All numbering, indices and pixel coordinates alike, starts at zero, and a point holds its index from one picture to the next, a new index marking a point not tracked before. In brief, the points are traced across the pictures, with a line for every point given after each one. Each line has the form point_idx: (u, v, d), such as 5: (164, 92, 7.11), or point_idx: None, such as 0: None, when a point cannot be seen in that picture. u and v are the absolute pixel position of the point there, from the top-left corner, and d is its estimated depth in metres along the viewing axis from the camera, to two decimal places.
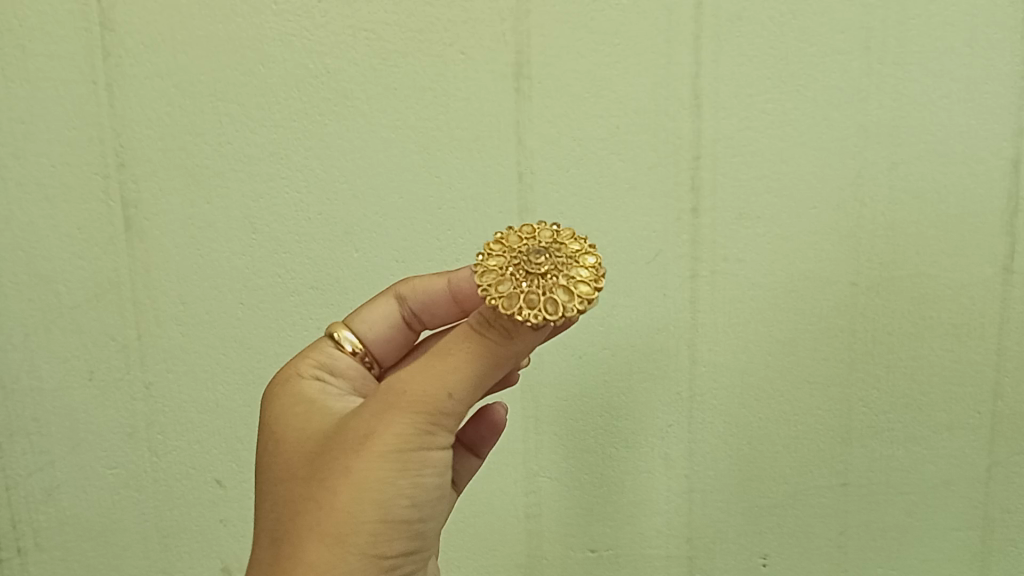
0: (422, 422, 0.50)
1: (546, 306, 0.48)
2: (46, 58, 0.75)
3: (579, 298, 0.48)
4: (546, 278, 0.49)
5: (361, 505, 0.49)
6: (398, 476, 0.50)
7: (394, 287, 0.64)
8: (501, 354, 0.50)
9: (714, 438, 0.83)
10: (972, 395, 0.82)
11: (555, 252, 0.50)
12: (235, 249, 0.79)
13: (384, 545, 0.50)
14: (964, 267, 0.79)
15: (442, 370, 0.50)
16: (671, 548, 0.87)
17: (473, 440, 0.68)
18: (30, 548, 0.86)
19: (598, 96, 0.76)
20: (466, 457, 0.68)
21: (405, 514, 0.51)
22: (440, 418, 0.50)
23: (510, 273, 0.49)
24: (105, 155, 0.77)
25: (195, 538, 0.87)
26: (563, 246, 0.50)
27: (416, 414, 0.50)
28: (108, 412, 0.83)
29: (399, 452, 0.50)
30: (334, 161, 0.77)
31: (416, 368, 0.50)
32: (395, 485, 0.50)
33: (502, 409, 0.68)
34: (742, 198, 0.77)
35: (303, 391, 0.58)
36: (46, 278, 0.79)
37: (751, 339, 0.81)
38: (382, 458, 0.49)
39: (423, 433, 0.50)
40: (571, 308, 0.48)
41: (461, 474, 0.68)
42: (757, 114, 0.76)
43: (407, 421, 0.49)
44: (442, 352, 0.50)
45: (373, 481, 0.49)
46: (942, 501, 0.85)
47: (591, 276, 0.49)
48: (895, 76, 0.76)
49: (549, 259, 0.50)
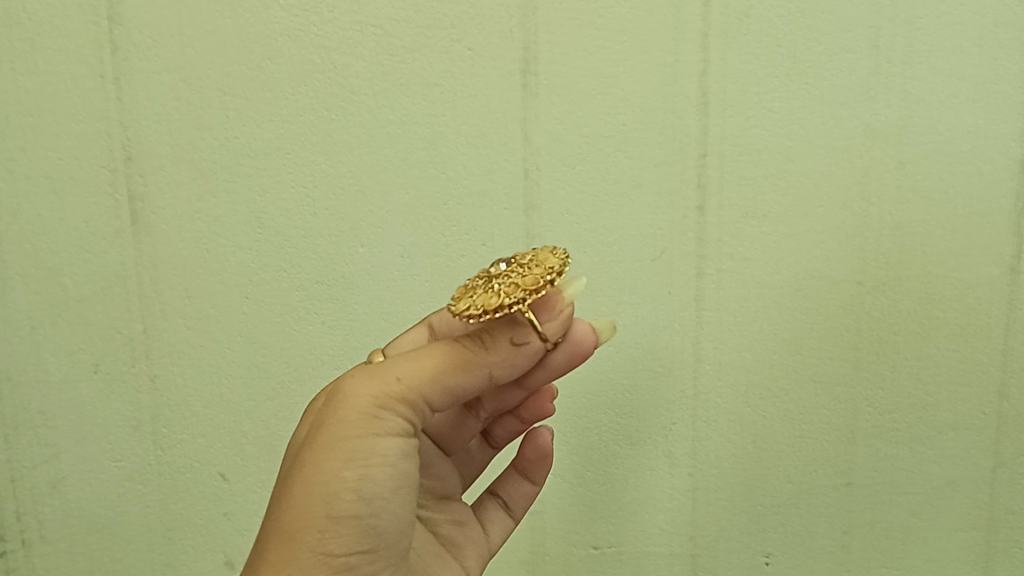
0: (371, 415, 0.52)
1: (492, 298, 0.50)
2: (54, 52, 0.75)
3: (521, 292, 0.50)
4: (498, 279, 0.51)
5: (308, 498, 0.51)
6: (343, 469, 0.51)
7: (430, 316, 0.62)
8: (472, 360, 0.52)
9: (719, 437, 0.83)
10: (978, 395, 0.82)
11: (523, 260, 0.52)
12: (242, 244, 0.79)
13: (333, 543, 0.51)
14: (971, 267, 0.79)
15: (399, 368, 0.53)
16: (674, 546, 0.86)
17: (527, 466, 0.71)
18: (35, 539, 0.87)
19: (605, 94, 0.76)
20: (521, 482, 0.71)
21: (354, 509, 0.51)
22: (393, 413, 0.52)
23: (472, 281, 0.52)
24: (113, 149, 0.77)
25: (200, 532, 0.87)
26: (530, 256, 0.53)
27: (366, 407, 0.52)
28: (113, 405, 0.83)
29: (346, 443, 0.51)
30: (342, 157, 0.77)
31: (380, 369, 0.53)
32: (339, 477, 0.51)
33: (546, 433, 0.70)
34: (749, 196, 0.77)
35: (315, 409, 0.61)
36: (53, 271, 0.80)
37: (756, 337, 0.81)
38: (329, 450, 0.51)
39: (371, 423, 0.52)
40: (510, 300, 0.49)
41: (517, 500, 0.71)
42: (764, 113, 0.76)
43: (355, 413, 0.52)
44: (412, 356, 0.53)
45: (320, 471, 0.51)
46: (946, 502, 0.85)
47: (546, 273, 0.51)
48: (903, 76, 0.75)
49: (511, 266, 0.52)
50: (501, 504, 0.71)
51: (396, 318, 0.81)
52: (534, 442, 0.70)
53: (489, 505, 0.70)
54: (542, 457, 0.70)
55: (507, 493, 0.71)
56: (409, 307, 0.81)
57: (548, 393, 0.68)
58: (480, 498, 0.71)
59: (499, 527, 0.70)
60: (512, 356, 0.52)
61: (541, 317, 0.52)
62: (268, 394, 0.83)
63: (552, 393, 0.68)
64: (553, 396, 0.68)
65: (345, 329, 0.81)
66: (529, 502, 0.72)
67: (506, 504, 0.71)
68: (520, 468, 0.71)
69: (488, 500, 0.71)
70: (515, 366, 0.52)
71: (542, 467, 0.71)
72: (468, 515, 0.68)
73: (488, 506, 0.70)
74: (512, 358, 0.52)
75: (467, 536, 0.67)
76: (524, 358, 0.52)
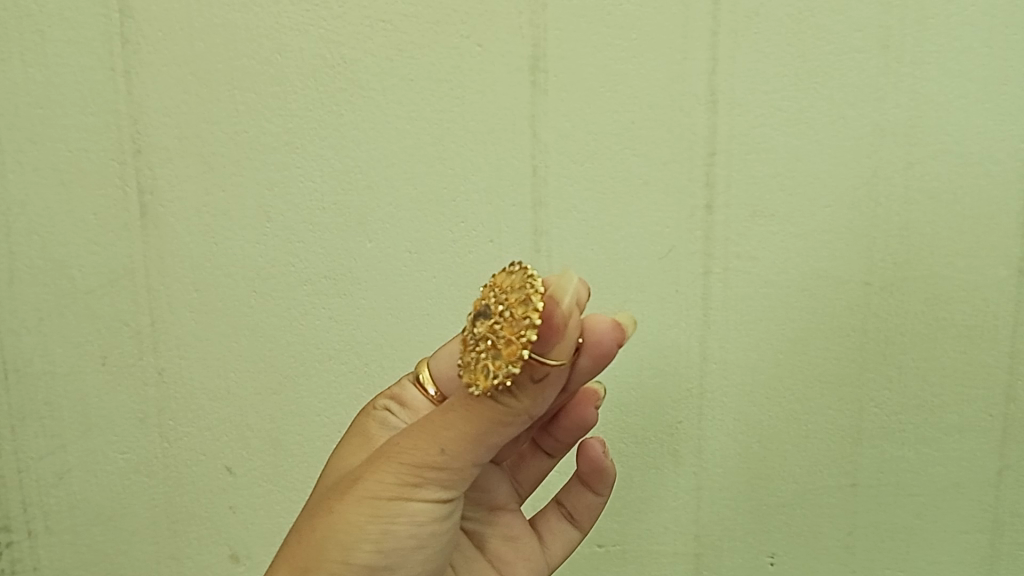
0: (404, 479, 0.51)
1: (480, 371, 0.47)
2: (63, 44, 0.76)
3: (510, 358, 0.46)
4: (482, 343, 0.47)
5: (327, 540, 0.52)
6: (369, 523, 0.52)
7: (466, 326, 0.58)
8: (507, 415, 0.48)
9: (724, 435, 0.83)
10: (984, 397, 0.81)
11: (498, 305, 0.47)
12: (250, 238, 0.80)
13: None
14: (979, 268, 0.78)
15: (441, 439, 0.50)
16: (678, 545, 0.86)
17: (587, 477, 0.70)
18: (39, 530, 0.88)
19: (614, 90, 0.75)
20: (584, 493, 0.71)
21: (371, 558, 0.52)
22: (431, 482, 0.51)
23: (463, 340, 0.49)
24: (122, 142, 0.78)
25: (206, 524, 0.87)
26: (507, 291, 0.47)
27: (404, 473, 0.51)
28: (120, 397, 0.84)
29: (378, 500, 0.52)
30: (348, 151, 0.77)
31: (425, 426, 0.51)
32: (362, 532, 0.52)
33: (598, 443, 0.69)
34: (757, 195, 0.77)
35: (365, 425, 0.63)
36: (61, 263, 0.81)
37: (762, 337, 0.80)
38: (358, 503, 0.52)
39: (404, 486, 0.51)
40: (502, 370, 0.46)
41: (581, 511, 0.71)
42: (773, 112, 0.76)
43: (391, 473, 0.51)
44: (449, 411, 0.50)
45: (346, 521, 0.52)
46: (951, 503, 0.84)
47: (525, 322, 0.46)
48: (913, 76, 0.75)
49: (492, 317, 0.47)
50: (566, 515, 0.71)
51: (403, 314, 0.81)
52: (587, 453, 0.69)
53: (551, 516, 0.71)
54: (599, 469, 0.69)
55: (571, 504, 0.71)
56: (415, 302, 0.81)
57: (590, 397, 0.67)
58: (546, 508, 0.72)
59: (561, 540, 0.70)
60: (545, 402, 0.48)
61: (547, 346, 0.46)
62: (273, 387, 0.83)
63: (596, 399, 0.67)
64: (597, 403, 0.67)
65: (351, 323, 0.81)
66: (595, 513, 0.71)
67: (571, 516, 0.71)
68: (582, 477, 0.71)
69: (552, 511, 0.71)
70: (546, 399, 0.48)
71: (602, 478, 0.70)
72: (521, 529, 0.68)
73: (550, 517, 0.71)
74: (540, 395, 0.48)
75: (518, 552, 0.67)
76: (551, 387, 0.48)
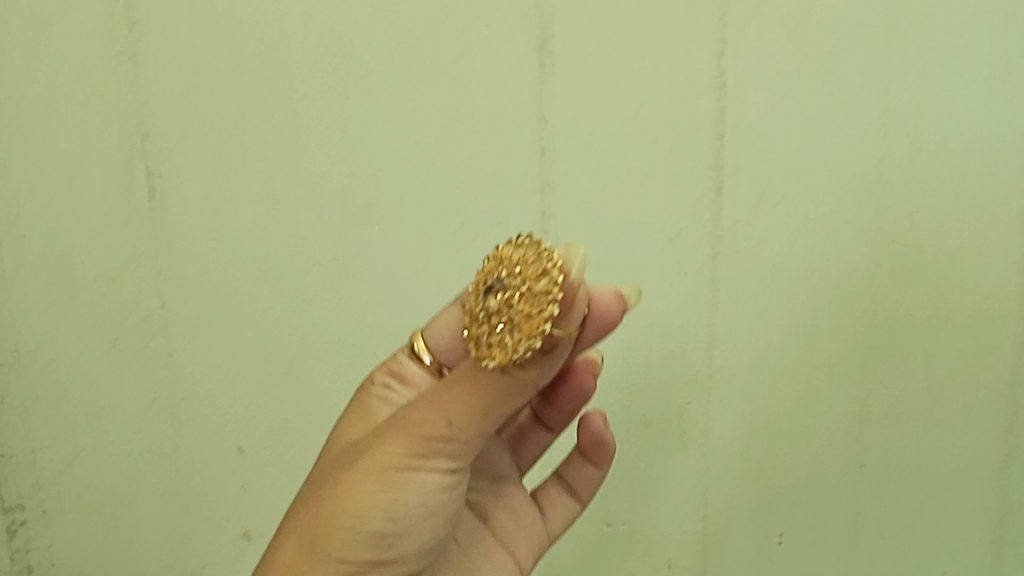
0: (412, 450, 0.51)
1: (497, 345, 0.47)
2: (70, 29, 0.77)
3: (530, 332, 0.46)
4: (498, 317, 0.47)
5: (337, 511, 0.52)
6: (378, 493, 0.52)
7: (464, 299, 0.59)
8: (512, 386, 0.49)
9: (731, 418, 0.83)
10: (994, 381, 0.81)
11: (514, 279, 0.48)
12: (258, 222, 0.80)
13: (351, 550, 0.52)
14: (989, 251, 0.77)
15: (448, 411, 0.50)
16: (685, 526, 0.87)
17: (588, 450, 0.71)
18: (54, 510, 0.89)
19: (622, 73, 0.75)
20: (584, 467, 0.72)
21: (380, 529, 0.52)
22: (439, 454, 0.51)
23: (474, 314, 0.49)
24: (130, 127, 0.79)
25: (216, 505, 0.88)
26: (521, 265, 0.48)
27: (412, 444, 0.51)
28: (131, 379, 0.85)
29: (386, 473, 0.52)
30: (355, 134, 0.77)
31: (431, 400, 0.51)
32: (371, 503, 0.52)
33: (597, 416, 0.69)
34: (765, 179, 0.77)
35: (367, 402, 0.64)
36: (72, 247, 0.82)
37: (770, 320, 0.80)
38: (366, 476, 0.52)
39: (413, 456, 0.51)
40: (522, 343, 0.47)
41: (581, 484, 0.72)
42: (782, 95, 0.75)
43: (400, 444, 0.51)
44: (455, 383, 0.50)
45: (356, 492, 0.52)
46: (959, 485, 0.84)
47: (546, 296, 0.47)
48: (924, 59, 0.74)
49: (507, 292, 0.47)
50: (566, 488, 0.72)
51: (412, 297, 0.81)
52: (587, 426, 0.70)
53: (552, 488, 0.72)
54: (599, 442, 0.70)
55: (571, 477, 0.72)
56: (424, 285, 0.80)
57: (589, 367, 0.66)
58: (547, 481, 0.73)
59: (561, 512, 0.71)
60: (549, 371, 0.49)
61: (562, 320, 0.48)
62: (282, 370, 0.83)
63: (595, 368, 0.66)
64: (594, 372, 0.66)
65: (359, 307, 0.81)
66: (595, 486, 0.72)
67: (571, 488, 0.72)
68: (582, 451, 0.71)
69: (552, 484, 0.72)
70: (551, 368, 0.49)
71: (602, 451, 0.71)
72: (523, 501, 0.69)
73: (551, 490, 0.72)
74: (546, 365, 0.49)
75: (520, 523, 0.68)
76: (557, 356, 0.49)
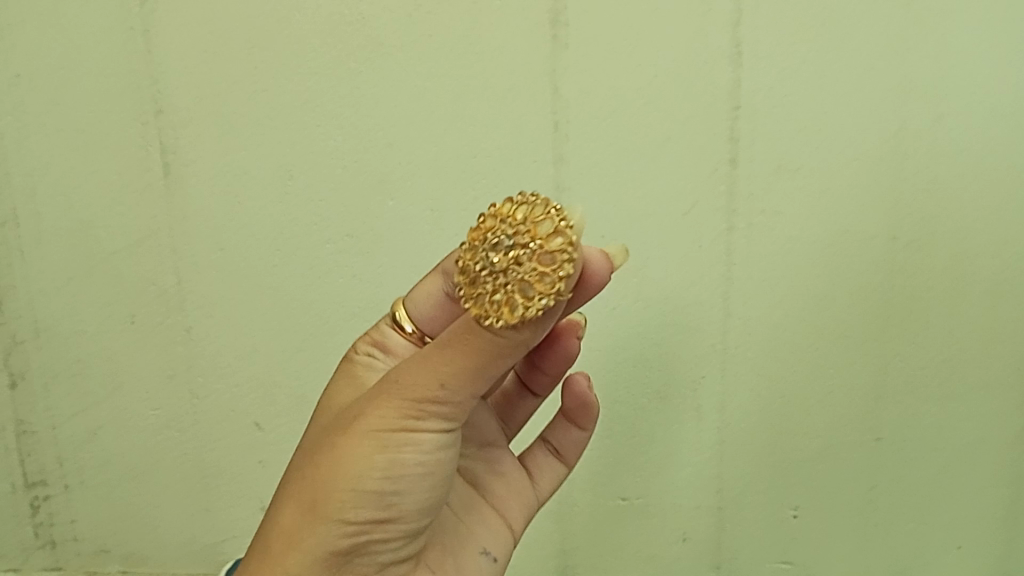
0: (407, 410, 0.50)
1: (504, 303, 0.45)
2: (82, 5, 0.77)
3: (543, 290, 0.45)
4: (507, 275, 0.45)
5: (334, 474, 0.51)
6: (375, 454, 0.50)
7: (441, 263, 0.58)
8: (504, 346, 0.47)
9: (746, 391, 0.83)
10: (1011, 353, 0.80)
11: (524, 236, 0.46)
12: (272, 198, 0.80)
13: (350, 512, 0.51)
14: (1008, 222, 0.76)
15: (441, 371, 0.48)
16: (700, 499, 0.87)
17: (573, 413, 0.71)
18: (76, 484, 0.91)
19: (635, 44, 0.74)
20: (569, 429, 0.72)
21: (379, 490, 0.51)
22: (433, 414, 0.50)
23: (476, 271, 0.47)
24: (143, 102, 0.79)
25: (235, 479, 0.89)
26: (530, 222, 0.46)
27: (407, 404, 0.50)
28: (149, 355, 0.86)
29: (382, 433, 0.50)
30: (368, 109, 0.77)
31: (422, 360, 0.49)
32: (368, 464, 0.51)
33: (581, 378, 0.69)
34: (780, 150, 0.76)
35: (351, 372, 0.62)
36: (89, 224, 0.82)
37: (785, 293, 0.80)
38: (361, 438, 0.51)
39: (408, 416, 0.50)
40: (534, 301, 0.45)
41: (568, 447, 0.72)
42: (796, 65, 0.74)
43: (394, 405, 0.50)
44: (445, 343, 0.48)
45: (351, 454, 0.51)
46: (976, 457, 0.83)
47: (561, 255, 0.45)
48: (941, 26, 0.73)
49: (517, 249, 0.46)
50: (552, 451, 0.72)
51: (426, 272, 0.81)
52: (572, 390, 0.70)
53: (538, 451, 0.71)
54: (583, 404, 0.70)
55: (557, 440, 0.72)
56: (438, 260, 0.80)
57: (573, 330, 0.66)
58: (532, 445, 0.72)
59: (549, 475, 0.71)
60: (542, 331, 0.47)
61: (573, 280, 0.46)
62: (297, 345, 0.84)
63: (578, 330, 0.66)
64: (578, 334, 0.65)
65: (373, 282, 0.81)
66: (581, 448, 0.72)
67: (557, 451, 0.72)
68: (567, 414, 0.71)
69: (538, 448, 0.72)
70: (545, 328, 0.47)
71: (587, 414, 0.71)
72: (512, 466, 0.68)
73: (538, 454, 0.71)
74: (540, 325, 0.46)
75: (512, 487, 0.67)
76: (552, 316, 0.47)
